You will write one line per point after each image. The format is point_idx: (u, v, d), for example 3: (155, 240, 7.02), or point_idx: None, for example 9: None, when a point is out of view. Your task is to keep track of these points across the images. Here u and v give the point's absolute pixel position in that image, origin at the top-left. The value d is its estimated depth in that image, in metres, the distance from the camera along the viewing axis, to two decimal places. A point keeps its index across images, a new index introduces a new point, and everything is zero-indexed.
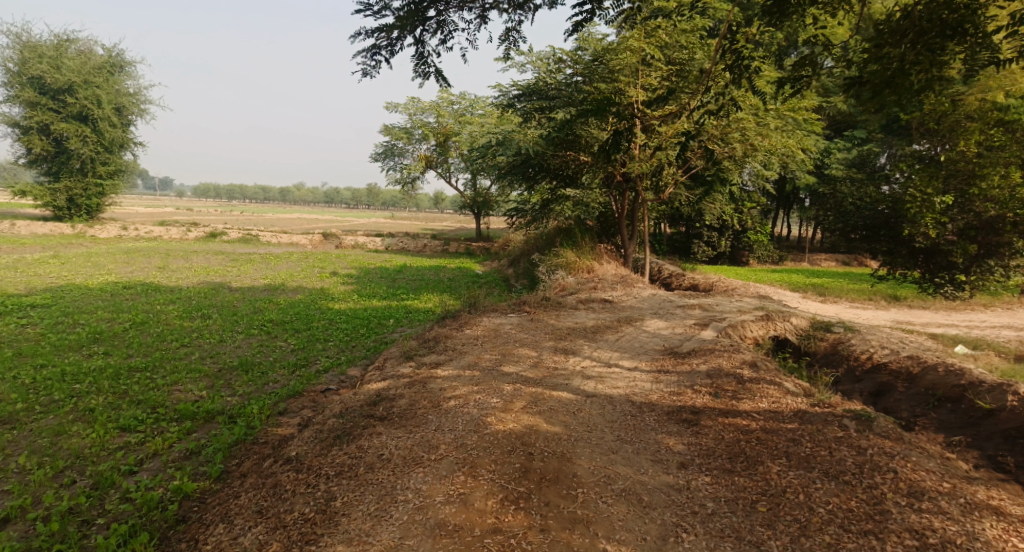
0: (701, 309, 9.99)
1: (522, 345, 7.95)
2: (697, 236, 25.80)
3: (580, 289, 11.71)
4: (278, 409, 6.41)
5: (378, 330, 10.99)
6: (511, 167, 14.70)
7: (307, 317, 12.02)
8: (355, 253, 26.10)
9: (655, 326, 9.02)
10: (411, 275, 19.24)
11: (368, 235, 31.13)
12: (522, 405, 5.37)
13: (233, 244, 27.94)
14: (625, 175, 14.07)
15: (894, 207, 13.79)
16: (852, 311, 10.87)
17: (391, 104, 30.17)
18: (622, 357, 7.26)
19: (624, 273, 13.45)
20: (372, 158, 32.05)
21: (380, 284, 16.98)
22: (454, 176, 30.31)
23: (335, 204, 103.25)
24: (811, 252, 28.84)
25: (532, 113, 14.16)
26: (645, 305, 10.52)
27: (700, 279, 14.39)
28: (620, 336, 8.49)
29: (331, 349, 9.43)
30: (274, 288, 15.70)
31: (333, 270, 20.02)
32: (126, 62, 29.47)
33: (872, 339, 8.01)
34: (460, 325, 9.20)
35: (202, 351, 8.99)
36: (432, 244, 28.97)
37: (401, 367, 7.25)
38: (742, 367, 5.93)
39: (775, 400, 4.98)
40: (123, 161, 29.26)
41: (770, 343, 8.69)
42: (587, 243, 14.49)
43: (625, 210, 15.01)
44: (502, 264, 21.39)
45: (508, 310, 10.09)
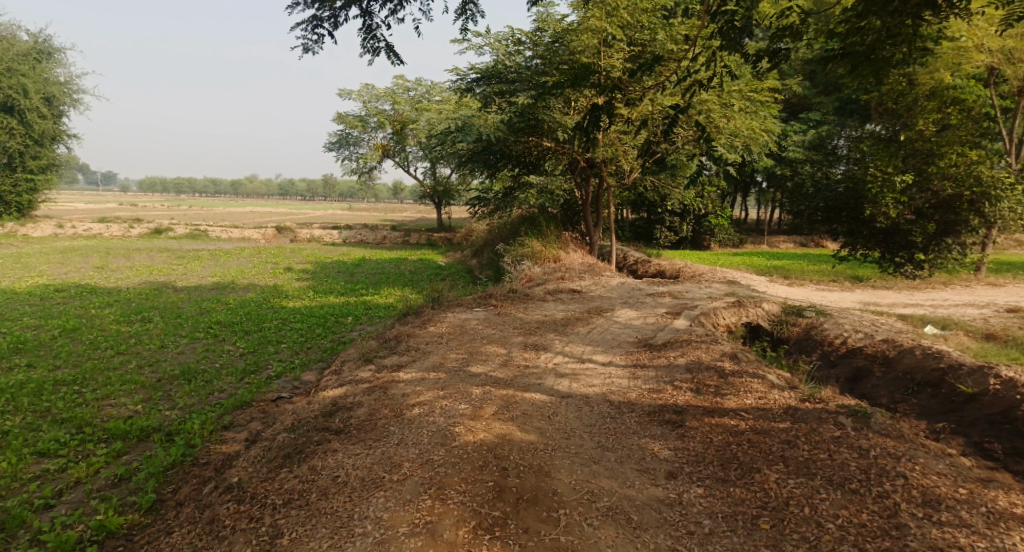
0: (672, 297, 9.76)
1: (490, 342, 7.52)
2: (660, 222, 25.81)
3: (547, 280, 11.34)
4: (223, 423, 5.78)
5: (335, 329, 10.35)
6: (472, 154, 14.15)
7: (259, 317, 11.27)
8: (311, 247, 25.07)
9: (626, 317, 8.71)
10: (370, 269, 18.50)
11: (325, 228, 30.04)
12: (493, 410, 4.94)
13: (181, 240, 26.47)
14: (589, 160, 13.74)
15: (853, 189, 13.91)
16: (819, 294, 10.83)
17: (344, 90, 29.09)
18: (596, 351, 6.91)
19: (591, 262, 13.14)
20: (327, 148, 30.88)
21: (338, 279, 16.21)
22: (413, 165, 29.50)
23: (290, 196, 100.17)
24: (769, 235, 29.30)
25: (492, 97, 13.64)
26: (615, 294, 10.22)
27: (666, 265, 14.21)
28: (592, 328, 8.15)
29: (284, 352, 8.78)
30: (223, 286, 14.78)
31: (288, 266, 19.08)
32: (55, 48, 27.43)
33: (845, 323, 7.90)
34: (423, 322, 8.70)
35: (139, 358, 8.20)
36: (391, 236, 28.15)
37: (360, 371, 6.71)
38: (722, 359, 5.65)
39: (761, 395, 4.70)
40: (55, 155, 27.30)
41: (744, 330, 8.51)
42: (552, 231, 14.12)
43: (590, 197, 14.70)
44: (465, 255, 20.85)
45: (473, 304, 9.62)
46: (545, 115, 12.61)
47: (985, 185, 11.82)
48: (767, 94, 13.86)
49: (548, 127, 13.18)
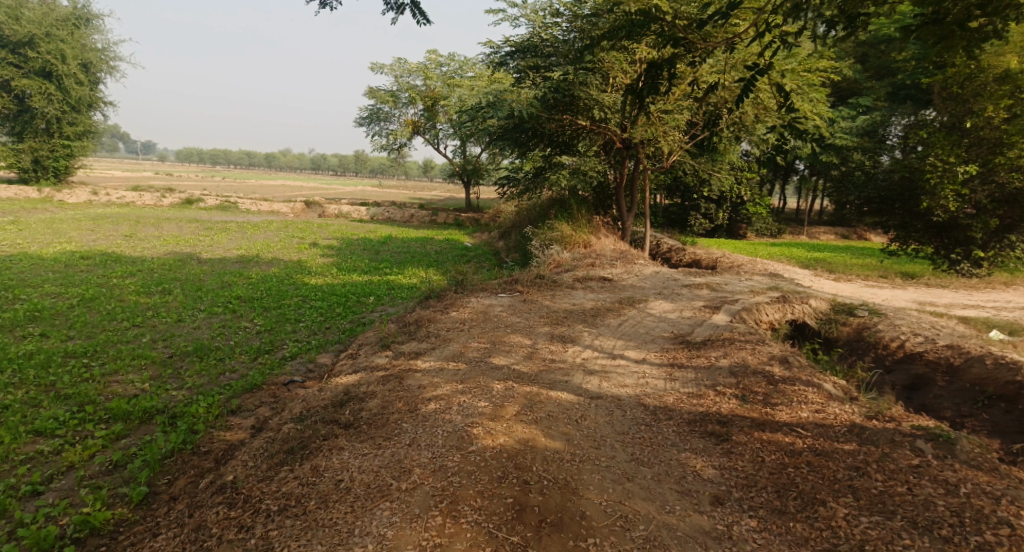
0: (709, 290, 9.16)
1: (514, 331, 7.08)
2: (694, 208, 24.91)
3: (577, 266, 10.84)
4: (229, 407, 5.49)
5: (355, 310, 10.04)
6: (503, 131, 13.61)
7: (280, 293, 11.04)
8: (338, 223, 24.92)
9: (660, 309, 8.18)
10: (396, 247, 18.20)
11: (353, 204, 29.88)
12: (515, 410, 4.51)
13: (211, 211, 26.64)
14: (627, 141, 13.21)
15: (908, 178, 12.85)
16: (868, 291, 10.08)
17: (375, 65, 28.69)
18: (627, 346, 6.43)
19: (623, 248, 12.55)
20: (357, 123, 30.59)
21: (363, 257, 15.95)
22: (443, 142, 29.03)
23: (321, 171, 100.83)
24: (809, 225, 28.08)
25: (526, 72, 13.04)
26: (648, 284, 9.67)
27: (702, 255, 13.54)
28: (623, 321, 7.64)
29: (301, 331, 8.51)
30: (248, 259, 14.68)
31: (314, 241, 18.91)
32: (93, 16, 27.60)
33: (903, 324, 7.22)
34: (445, 306, 8.31)
35: (155, 332, 8.01)
36: (419, 214, 27.84)
37: (376, 358, 6.35)
38: (771, 362, 5.10)
39: (819, 409, 4.16)
40: (92, 122, 27.63)
41: (788, 328, 7.89)
42: (583, 215, 13.55)
43: (624, 180, 14.05)
44: (492, 236, 20.39)
45: (497, 289, 9.19)
46: (581, 92, 11.99)
47: None
48: (821, 74, 12.94)
49: (583, 105, 12.53)
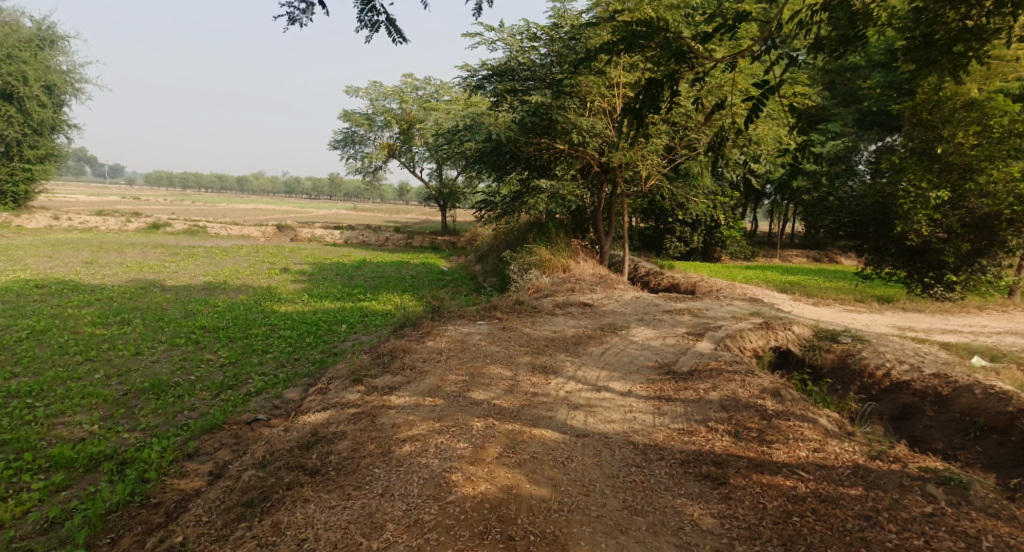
0: (691, 316, 9.01)
1: (493, 362, 6.78)
2: (670, 231, 25.07)
3: (556, 291, 10.63)
4: (186, 450, 5.05)
5: (326, 339, 9.62)
6: (480, 154, 13.48)
7: (247, 322, 10.56)
8: (311, 247, 24.38)
9: (643, 336, 7.98)
10: (371, 272, 17.79)
11: (326, 227, 29.37)
12: (496, 452, 4.20)
13: (178, 235, 25.86)
14: (604, 165, 13.23)
15: (881, 203, 13.04)
16: (847, 316, 10.06)
17: (351, 88, 28.53)
18: (612, 377, 6.18)
19: (602, 273, 12.40)
20: (331, 146, 30.26)
21: (335, 282, 15.51)
22: (419, 166, 28.87)
23: (295, 194, 99.71)
24: (781, 248, 28.52)
25: (503, 95, 12.98)
26: (629, 310, 9.49)
27: (681, 279, 13.48)
28: (606, 349, 7.42)
29: (268, 363, 8.07)
30: (214, 286, 14.13)
31: (285, 267, 18.38)
32: (59, 37, 26.95)
33: (887, 350, 7.14)
34: (421, 335, 7.98)
35: (109, 367, 7.48)
36: (394, 237, 27.46)
37: (347, 394, 5.99)
38: (763, 394, 4.90)
39: (817, 448, 3.95)
40: (54, 144, 26.75)
41: (772, 355, 7.75)
42: (562, 239, 13.40)
43: (602, 204, 14.00)
44: (469, 260, 20.13)
45: (475, 316, 8.90)
46: (558, 116, 11.95)
47: None
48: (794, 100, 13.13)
49: (561, 129, 12.46)
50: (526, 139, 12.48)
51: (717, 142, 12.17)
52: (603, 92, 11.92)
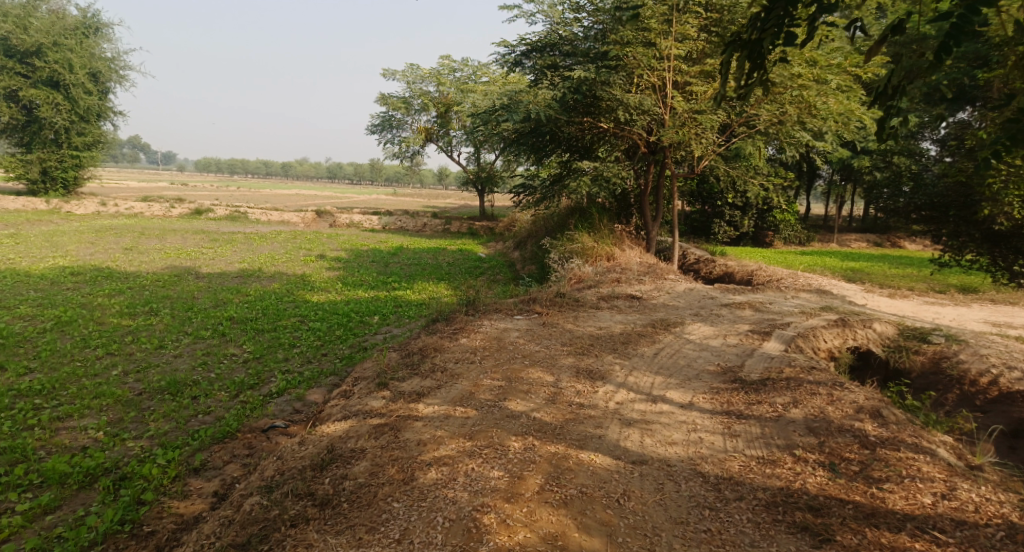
0: (753, 311, 8.09)
1: (532, 365, 6.08)
2: (719, 215, 23.75)
3: (600, 282, 9.84)
4: (192, 465, 4.67)
5: (357, 332, 9.14)
6: (518, 136, 12.74)
7: (277, 313, 10.20)
8: (348, 233, 24.19)
9: (700, 335, 7.14)
10: (407, 259, 17.34)
11: (365, 213, 29.16)
12: (538, 484, 3.55)
13: (219, 221, 26.07)
14: (653, 146, 12.28)
15: (963, 183, 11.40)
16: (931, 310, 8.92)
17: (388, 71, 28.05)
18: (668, 386, 5.40)
19: (650, 261, 11.52)
20: (368, 130, 29.93)
21: (371, 270, 15.11)
22: (457, 149, 28.25)
23: (337, 179, 100.87)
24: (839, 233, 26.74)
25: (543, 71, 12.15)
26: (682, 304, 8.62)
27: (735, 267, 12.48)
28: (659, 350, 6.62)
29: (294, 360, 7.62)
30: (248, 274, 13.90)
31: (321, 253, 18.11)
32: (103, 25, 27.31)
33: (992, 353, 6.06)
34: (455, 331, 7.36)
35: (129, 362, 7.17)
36: (432, 222, 26.99)
37: (371, 400, 5.42)
38: (861, 413, 4.02)
39: (945, 492, 3.12)
40: (101, 132, 27.27)
41: (850, 357, 6.79)
42: (605, 225, 12.53)
43: (649, 186, 13.03)
44: (508, 246, 19.45)
45: (513, 310, 8.21)
46: (603, 92, 11.06)
47: None
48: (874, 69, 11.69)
49: (606, 106, 11.56)
50: (568, 118, 11.65)
51: (778, 119, 11.04)
52: (653, 66, 10.95)
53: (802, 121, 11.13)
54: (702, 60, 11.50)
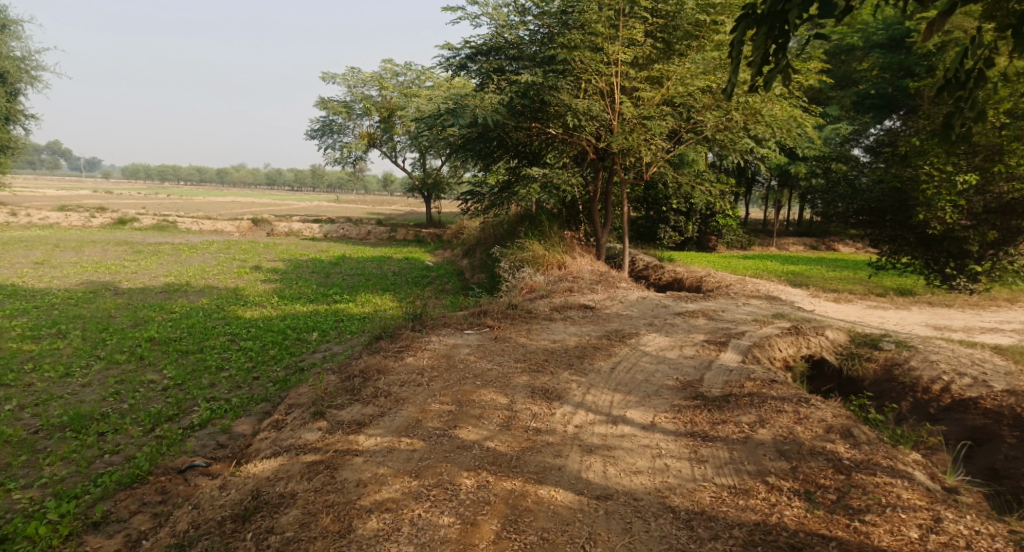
0: (707, 319, 7.98)
1: (484, 385, 5.69)
2: (664, 221, 24.10)
3: (552, 292, 9.56)
4: (91, 518, 4.03)
5: (293, 352, 8.50)
6: (465, 141, 12.36)
7: (204, 331, 9.38)
8: (287, 242, 23.10)
9: (657, 347, 6.93)
10: (349, 269, 16.59)
11: (305, 221, 28.00)
12: (495, 532, 3.18)
13: (146, 231, 24.38)
14: (602, 151, 12.17)
15: (899, 189, 12.01)
16: (875, 314, 9.12)
17: (328, 74, 27.08)
18: (628, 405, 5.12)
19: (602, 270, 11.35)
20: (308, 135, 28.80)
21: (310, 281, 14.32)
22: (402, 155, 27.57)
23: (277, 185, 97.46)
24: (777, 237, 27.70)
25: (489, 74, 11.82)
26: (636, 313, 8.44)
27: (684, 274, 12.49)
28: (616, 364, 6.36)
29: (221, 386, 6.92)
30: (173, 289, 12.85)
31: (256, 264, 17.10)
32: (11, 20, 25.12)
33: (940, 360, 6.12)
34: (400, 349, 6.87)
35: (25, 395, 6.30)
36: (376, 230, 26.17)
37: (305, 432, 4.88)
38: (832, 433, 3.83)
39: (931, 525, 2.94)
40: (9, 135, 25.00)
41: (804, 365, 6.74)
42: (556, 232, 12.30)
43: (598, 193, 12.89)
44: (455, 255, 18.99)
45: (462, 324, 7.77)
46: (551, 97, 10.82)
47: None
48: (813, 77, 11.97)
49: (554, 111, 11.34)
50: (516, 123, 11.37)
51: (724, 126, 11.09)
52: (600, 70, 10.75)
53: (747, 129, 11.21)
54: (649, 66, 11.43)
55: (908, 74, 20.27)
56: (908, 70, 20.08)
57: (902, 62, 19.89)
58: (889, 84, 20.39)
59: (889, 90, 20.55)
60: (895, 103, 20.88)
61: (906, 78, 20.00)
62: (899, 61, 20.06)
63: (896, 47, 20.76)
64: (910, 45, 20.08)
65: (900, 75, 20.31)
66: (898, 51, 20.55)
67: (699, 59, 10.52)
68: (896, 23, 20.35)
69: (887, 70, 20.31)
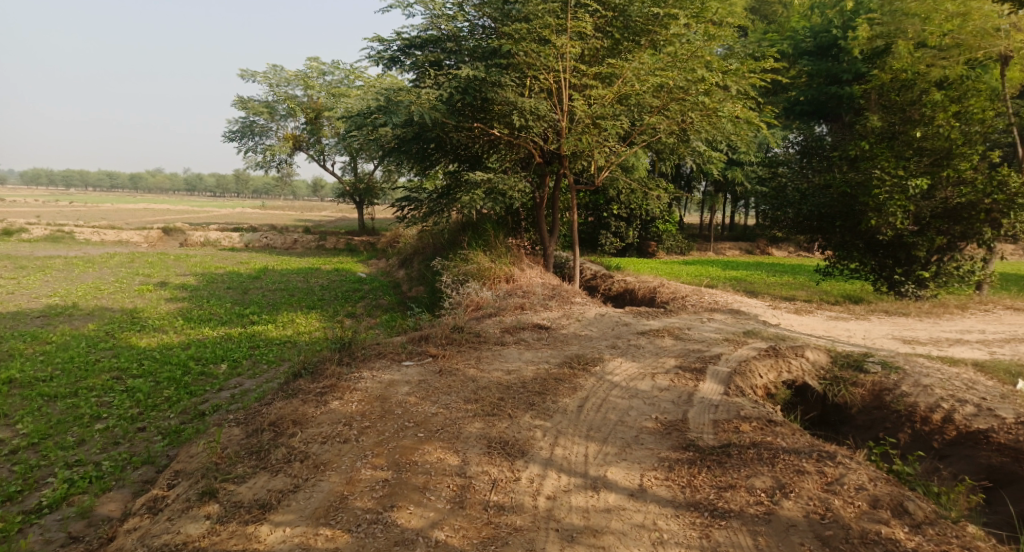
0: (674, 340, 7.22)
1: (428, 439, 4.61)
2: (605, 227, 23.69)
3: (501, 309, 8.58)
4: None
5: (193, 391, 7.09)
6: (400, 142, 11.25)
7: (82, 367, 7.74)
8: (202, 253, 21.00)
9: (625, 376, 6.07)
10: (271, 283, 14.99)
11: (224, 229, 25.73)
12: None
13: (34, 243, 21.49)
14: (549, 155, 11.35)
15: (847, 193, 11.85)
16: (840, 327, 8.70)
17: (246, 71, 25.01)
18: (607, 461, 4.20)
19: (552, 282, 10.48)
20: (225, 137, 26.49)
21: (224, 300, 12.67)
22: (330, 158, 25.88)
23: (197, 191, 91.64)
24: (714, 241, 27.99)
25: (423, 68, 10.74)
26: (596, 334, 7.58)
27: (636, 284, 11.81)
28: (583, 400, 5.42)
29: (92, 446, 5.48)
30: (53, 312, 10.90)
31: (162, 280, 15.17)
32: None
33: (935, 385, 5.57)
34: (322, 391, 5.66)
35: None
36: (304, 239, 24.39)
37: (188, 524, 3.65)
38: (881, 510, 3.09)
39: None
40: None
41: (787, 392, 6.03)
42: (501, 242, 11.34)
43: (545, 200, 12.04)
44: (390, 265, 17.70)
45: (400, 354, 6.63)
46: (493, 94, 9.91)
47: (1012, 193, 10.04)
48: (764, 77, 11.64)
49: (498, 111, 10.42)
50: (455, 122, 10.36)
51: (679, 127, 10.41)
52: (547, 65, 9.72)
53: (702, 131, 10.59)
54: (599, 62, 10.63)
55: (835, 81, 20.93)
56: (835, 77, 20.71)
57: (830, 70, 20.53)
58: (817, 90, 20.90)
59: (818, 96, 21.06)
60: (824, 110, 21.48)
61: (834, 85, 20.62)
62: (827, 67, 20.72)
63: (823, 55, 21.42)
64: (837, 53, 20.78)
65: (828, 82, 20.91)
66: (825, 58, 21.21)
67: (653, 57, 9.91)
68: (823, 31, 21.05)
69: (816, 77, 20.90)
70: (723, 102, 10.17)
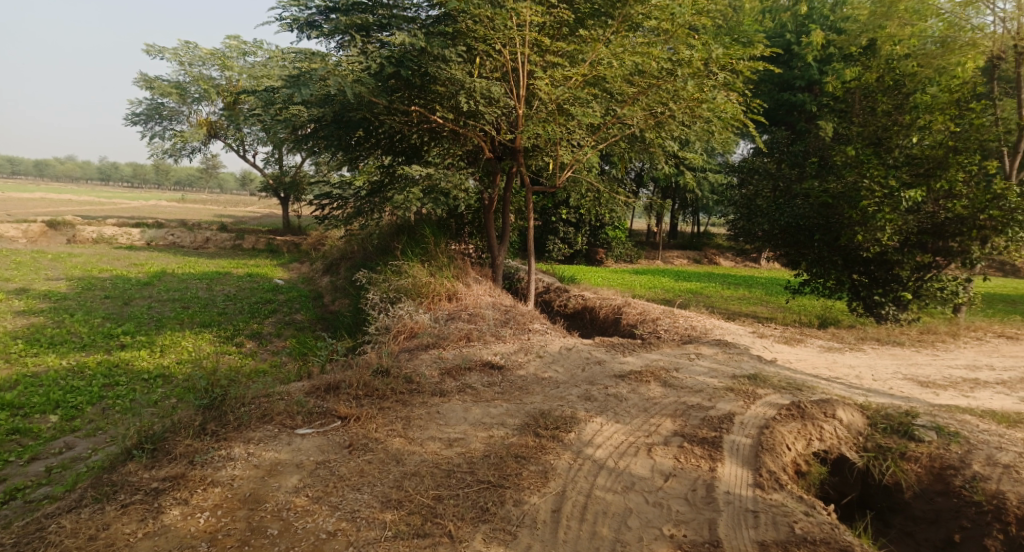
0: (664, 388, 5.59)
1: None
2: (553, 233, 22.21)
3: (438, 340, 6.73)
4: None
5: None
6: (318, 126, 9.14)
7: None
8: (90, 252, 17.90)
9: (610, 448, 4.37)
10: (164, 291, 12.47)
11: (123, 224, 22.46)
12: None
13: None
14: (502, 148, 9.64)
15: (828, 205, 10.71)
16: (842, 362, 7.39)
17: (150, 46, 21.88)
18: None
19: (501, 301, 8.74)
20: (127, 120, 23.17)
21: (94, 314, 10.14)
22: (250, 148, 23.17)
23: (110, 180, 84.25)
24: (662, 249, 27.16)
25: (349, 34, 8.63)
26: (563, 378, 5.86)
27: (596, 302, 10.25)
28: (559, 499, 3.68)
29: None
30: None
31: (24, 286, 12.33)
32: None
33: (1018, 463, 4.19)
34: (157, 489, 3.63)
35: None
36: (218, 236, 21.58)
37: None
38: None
39: None
40: None
41: (821, 469, 4.51)
42: (442, 250, 9.49)
43: (495, 202, 10.28)
44: (314, 271, 15.45)
45: (293, 417, 4.66)
46: (435, 70, 8.10)
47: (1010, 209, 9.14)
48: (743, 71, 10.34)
49: (443, 92, 8.60)
50: (388, 102, 8.43)
51: (656, 120, 8.92)
52: (504, 36, 7.99)
53: (680, 125, 9.13)
54: (561, 40, 8.90)
55: (786, 88, 20.28)
56: (788, 84, 20.09)
57: (782, 76, 19.85)
58: (769, 96, 20.21)
59: (770, 103, 20.41)
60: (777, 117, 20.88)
61: (786, 92, 19.93)
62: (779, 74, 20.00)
63: (774, 61, 20.72)
64: (789, 60, 20.08)
65: (779, 89, 20.24)
66: (778, 64, 20.49)
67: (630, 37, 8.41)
68: (776, 36, 20.32)
69: (767, 84, 20.15)
70: (709, 92, 8.73)
